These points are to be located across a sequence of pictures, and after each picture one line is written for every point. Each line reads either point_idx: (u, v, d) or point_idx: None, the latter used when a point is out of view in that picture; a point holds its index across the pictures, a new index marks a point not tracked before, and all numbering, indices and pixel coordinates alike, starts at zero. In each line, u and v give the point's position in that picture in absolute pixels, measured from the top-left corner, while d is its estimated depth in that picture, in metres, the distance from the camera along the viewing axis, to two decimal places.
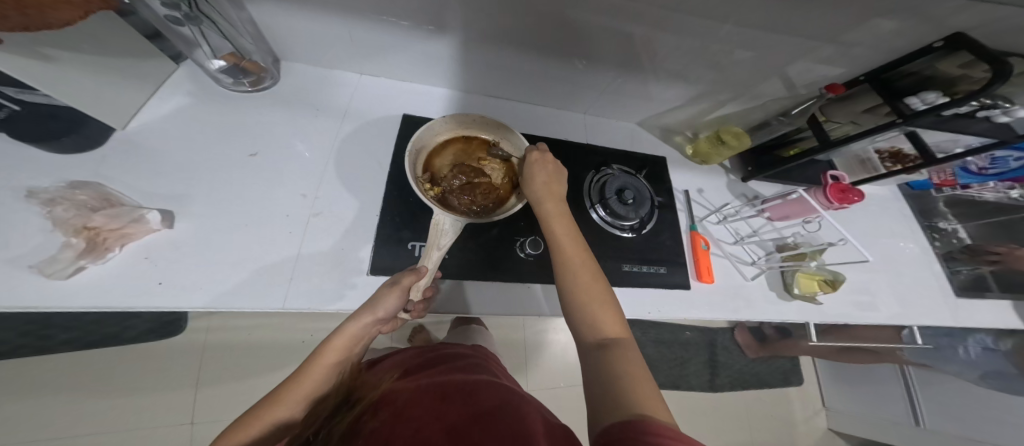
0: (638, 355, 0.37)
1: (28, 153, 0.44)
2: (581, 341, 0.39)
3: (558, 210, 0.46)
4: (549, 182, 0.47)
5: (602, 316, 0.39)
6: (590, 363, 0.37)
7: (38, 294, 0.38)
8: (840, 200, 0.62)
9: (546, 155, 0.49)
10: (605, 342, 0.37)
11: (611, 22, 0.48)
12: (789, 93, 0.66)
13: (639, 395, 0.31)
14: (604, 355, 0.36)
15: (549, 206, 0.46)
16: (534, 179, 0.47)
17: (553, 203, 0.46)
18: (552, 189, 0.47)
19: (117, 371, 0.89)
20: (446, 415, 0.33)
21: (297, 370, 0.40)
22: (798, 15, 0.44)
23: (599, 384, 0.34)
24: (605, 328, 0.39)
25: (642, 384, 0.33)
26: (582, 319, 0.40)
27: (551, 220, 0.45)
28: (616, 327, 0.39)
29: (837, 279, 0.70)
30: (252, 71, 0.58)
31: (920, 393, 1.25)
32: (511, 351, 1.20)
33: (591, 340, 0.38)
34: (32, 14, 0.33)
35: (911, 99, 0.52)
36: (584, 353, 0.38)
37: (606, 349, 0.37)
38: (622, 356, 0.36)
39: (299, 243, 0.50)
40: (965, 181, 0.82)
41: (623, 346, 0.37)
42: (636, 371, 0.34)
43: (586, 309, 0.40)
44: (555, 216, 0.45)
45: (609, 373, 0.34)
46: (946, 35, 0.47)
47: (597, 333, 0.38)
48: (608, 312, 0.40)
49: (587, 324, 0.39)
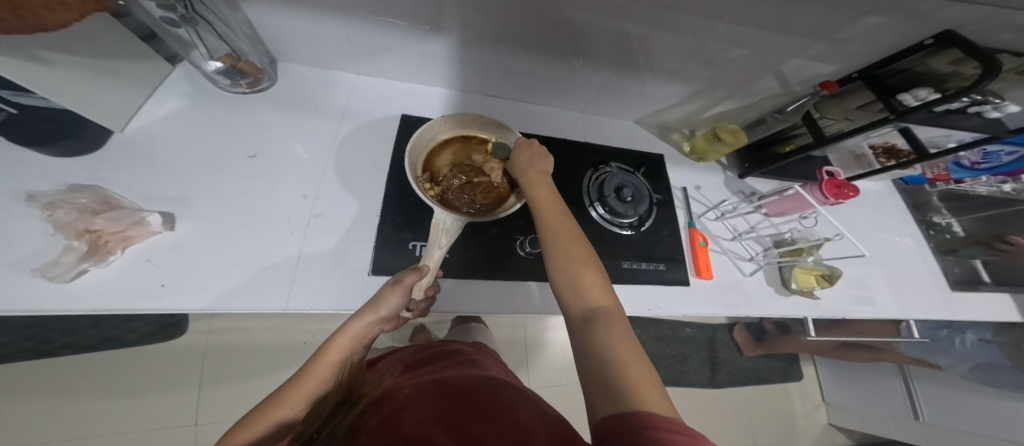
0: (625, 325, 0.37)
1: (27, 157, 0.45)
2: (568, 315, 0.39)
3: (541, 180, 0.47)
4: (533, 159, 0.49)
5: (590, 287, 0.39)
6: (580, 338, 0.37)
7: (41, 297, 0.38)
8: (836, 196, 0.63)
9: (532, 145, 0.51)
10: (592, 316, 0.37)
11: (605, 21, 0.49)
12: (783, 91, 0.67)
13: (632, 375, 0.32)
14: (593, 328, 0.36)
15: (532, 177, 0.47)
16: (521, 156, 0.50)
17: (535, 173, 0.48)
18: (536, 165, 0.49)
19: (120, 374, 0.89)
20: (446, 410, 0.33)
21: (297, 371, 0.40)
22: (791, 12, 0.45)
23: (590, 365, 0.34)
24: (592, 299, 0.38)
25: (633, 363, 0.33)
26: (569, 291, 0.39)
27: (536, 192, 0.46)
28: (603, 295, 0.39)
29: (834, 273, 0.70)
30: (250, 72, 0.57)
31: (919, 387, 1.27)
32: (512, 350, 1.21)
33: (577, 313, 0.38)
34: (26, 16, 0.33)
35: (904, 96, 0.53)
36: (572, 328, 0.38)
37: (592, 323, 0.37)
38: (609, 328, 0.36)
39: (299, 244, 0.50)
40: (959, 176, 0.81)
41: (610, 317, 0.37)
42: (626, 347, 0.34)
43: (573, 281, 0.39)
44: (537, 186, 0.46)
45: (598, 350, 0.34)
46: (936, 33, 0.48)
47: (584, 305, 0.38)
48: (596, 283, 0.39)
49: (575, 297, 0.39)
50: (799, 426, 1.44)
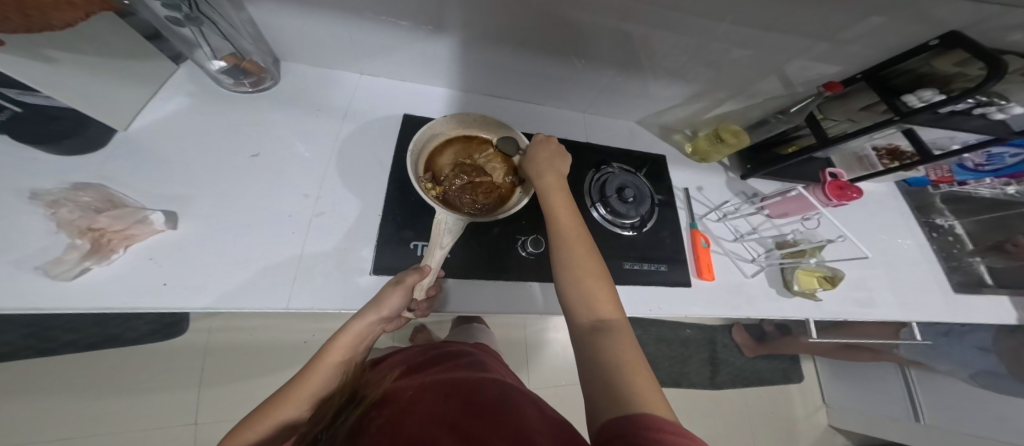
0: (631, 336, 0.37)
1: (30, 155, 0.45)
2: (574, 323, 0.39)
3: (558, 184, 0.47)
4: (550, 161, 0.49)
5: (597, 298, 0.39)
6: (584, 345, 0.37)
7: (43, 294, 0.38)
8: (839, 197, 0.63)
9: (547, 139, 0.52)
10: (598, 325, 0.37)
11: (608, 21, 0.49)
12: (786, 92, 0.66)
13: (636, 384, 0.31)
14: (598, 337, 0.36)
15: (549, 180, 0.47)
16: (538, 155, 0.50)
17: (552, 176, 0.48)
18: (552, 167, 0.49)
19: (122, 372, 0.89)
20: (450, 413, 0.33)
21: (300, 370, 0.40)
22: (795, 12, 0.45)
23: (592, 369, 0.34)
24: (598, 309, 0.38)
25: (637, 372, 0.33)
26: (576, 298, 0.39)
27: (551, 196, 0.46)
28: (610, 307, 0.39)
29: (836, 275, 0.69)
30: (253, 72, 0.57)
31: (919, 389, 1.25)
32: (512, 350, 1.21)
33: (583, 322, 0.38)
34: (33, 15, 0.34)
35: (908, 97, 0.53)
36: (577, 336, 0.38)
37: (598, 332, 0.37)
38: (615, 337, 0.36)
39: (301, 243, 0.50)
40: (962, 178, 0.82)
41: (616, 329, 0.37)
42: (631, 357, 0.34)
43: (580, 289, 0.40)
44: (554, 189, 0.47)
45: (604, 358, 0.34)
46: (941, 34, 0.48)
47: (590, 313, 0.38)
48: (603, 294, 0.40)
49: (582, 304, 0.39)
50: (799, 427, 1.44)
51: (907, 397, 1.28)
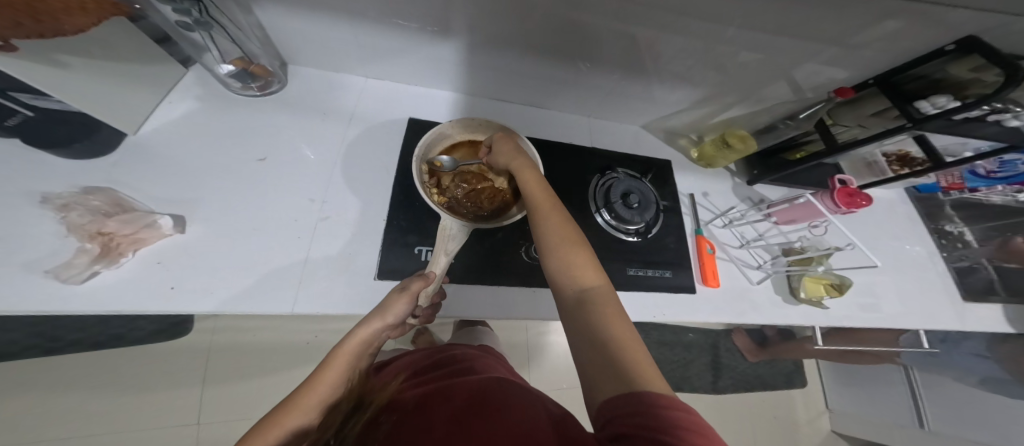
0: (617, 302, 0.36)
1: (41, 159, 0.45)
2: (561, 297, 0.39)
3: (525, 163, 0.46)
4: (512, 148, 0.48)
5: (581, 267, 0.38)
6: (574, 319, 0.36)
7: (56, 298, 0.39)
8: (848, 205, 0.60)
9: (506, 133, 0.51)
10: (584, 296, 0.36)
11: (614, 25, 0.48)
12: (795, 97, 0.66)
13: (629, 355, 0.32)
14: (586, 309, 0.36)
15: (516, 161, 0.46)
16: (500, 150, 0.49)
17: (518, 157, 0.47)
18: (515, 152, 0.48)
19: (127, 371, 0.90)
20: (462, 408, 0.34)
21: (307, 379, 0.39)
22: (805, 17, 0.44)
23: (585, 344, 0.34)
24: (583, 279, 0.38)
25: (628, 342, 0.33)
26: (561, 273, 0.39)
27: (522, 175, 0.45)
28: (594, 275, 0.38)
29: (843, 283, 0.67)
30: (260, 75, 0.58)
31: (924, 393, 1.24)
32: (515, 352, 1.21)
33: (570, 294, 0.38)
34: (44, 20, 0.34)
35: (921, 103, 0.52)
36: (564, 310, 0.38)
37: (585, 304, 0.36)
38: (602, 307, 0.35)
39: (307, 247, 0.50)
40: (974, 185, 0.78)
41: (602, 297, 0.36)
42: (620, 327, 0.34)
43: (564, 262, 0.39)
44: (523, 168, 0.46)
45: (594, 331, 0.34)
46: (958, 38, 0.47)
47: (576, 285, 0.38)
48: (586, 262, 0.39)
49: (567, 278, 0.38)
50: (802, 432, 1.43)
51: (912, 402, 1.27)
